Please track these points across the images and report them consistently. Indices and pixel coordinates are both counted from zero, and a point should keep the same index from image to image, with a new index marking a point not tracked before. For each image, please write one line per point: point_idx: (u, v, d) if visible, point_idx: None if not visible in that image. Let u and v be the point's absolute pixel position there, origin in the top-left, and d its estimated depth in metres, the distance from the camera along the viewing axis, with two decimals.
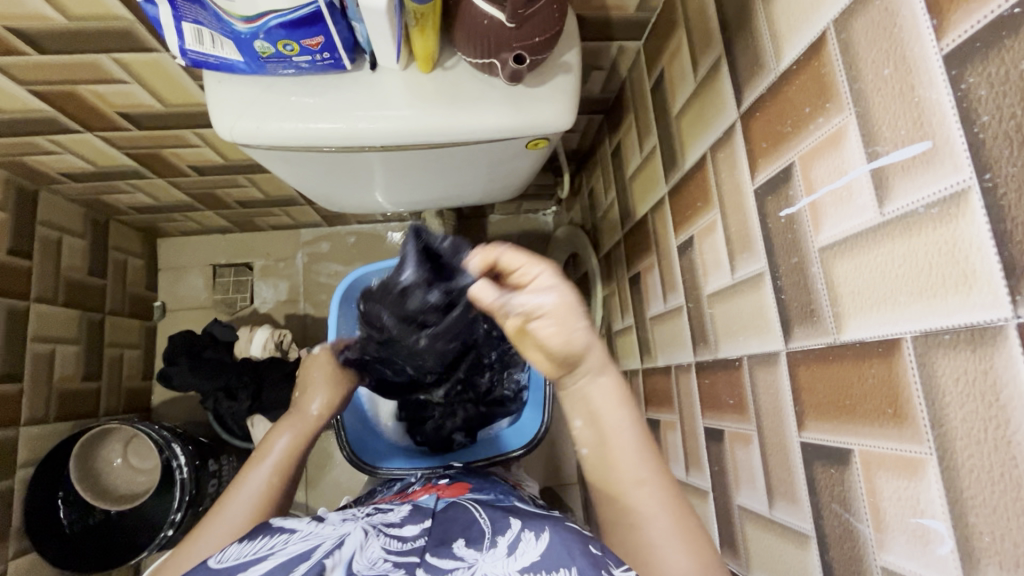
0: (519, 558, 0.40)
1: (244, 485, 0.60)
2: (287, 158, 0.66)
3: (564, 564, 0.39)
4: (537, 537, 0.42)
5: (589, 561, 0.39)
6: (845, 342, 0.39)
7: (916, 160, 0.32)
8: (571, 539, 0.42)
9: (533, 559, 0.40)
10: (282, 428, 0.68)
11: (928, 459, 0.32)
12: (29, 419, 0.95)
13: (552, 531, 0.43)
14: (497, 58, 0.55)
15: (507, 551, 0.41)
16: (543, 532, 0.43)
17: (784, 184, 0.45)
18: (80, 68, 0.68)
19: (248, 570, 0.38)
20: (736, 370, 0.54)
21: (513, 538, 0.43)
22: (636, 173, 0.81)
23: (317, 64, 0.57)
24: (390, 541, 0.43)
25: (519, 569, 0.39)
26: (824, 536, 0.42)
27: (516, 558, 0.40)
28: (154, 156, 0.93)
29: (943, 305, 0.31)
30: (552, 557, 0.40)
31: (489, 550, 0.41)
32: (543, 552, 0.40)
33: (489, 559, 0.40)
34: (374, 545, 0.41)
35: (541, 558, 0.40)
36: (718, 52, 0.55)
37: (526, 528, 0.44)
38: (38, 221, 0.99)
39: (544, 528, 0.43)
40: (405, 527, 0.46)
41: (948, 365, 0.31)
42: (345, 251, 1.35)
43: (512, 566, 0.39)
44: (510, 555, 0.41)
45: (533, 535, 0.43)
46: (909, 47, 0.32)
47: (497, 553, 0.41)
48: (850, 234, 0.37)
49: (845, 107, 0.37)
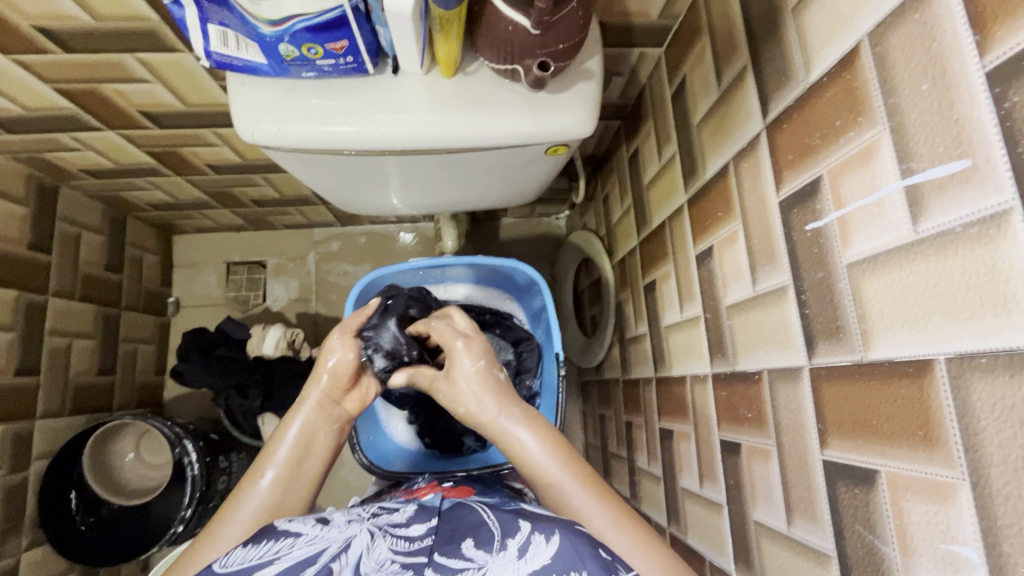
0: (529, 560, 0.40)
1: (258, 478, 0.55)
2: (307, 159, 0.66)
3: (574, 568, 0.39)
4: (547, 539, 0.42)
5: (599, 564, 0.40)
6: (873, 361, 0.38)
7: (953, 179, 0.31)
8: (580, 541, 0.42)
9: (543, 562, 0.40)
10: (292, 410, 0.61)
11: (960, 483, 0.32)
12: (45, 412, 0.96)
13: (562, 534, 0.42)
14: (520, 64, 0.55)
15: (517, 554, 0.41)
16: (552, 534, 0.42)
17: (811, 198, 0.44)
18: (105, 68, 0.69)
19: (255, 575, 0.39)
20: (756, 383, 0.53)
21: (523, 540, 0.42)
22: (654, 180, 0.80)
23: (340, 67, 0.57)
24: (397, 542, 0.43)
25: (530, 572, 0.39)
26: (845, 557, 0.41)
27: (526, 561, 0.40)
28: (174, 155, 0.94)
29: (981, 329, 0.30)
30: (562, 561, 0.40)
31: (498, 552, 0.41)
32: (554, 555, 0.40)
33: (499, 561, 0.40)
34: (380, 546, 0.42)
35: (552, 562, 0.40)
36: (743, 61, 0.54)
37: (535, 530, 0.43)
38: (58, 217, 1.01)
39: (554, 531, 0.43)
40: (411, 527, 0.46)
41: (983, 389, 0.30)
42: (357, 251, 1.36)
43: (521, 569, 0.39)
44: (521, 557, 0.40)
45: (542, 538, 0.42)
46: (949, 62, 0.32)
47: (506, 555, 0.41)
48: (881, 251, 0.37)
49: (879, 122, 0.36)
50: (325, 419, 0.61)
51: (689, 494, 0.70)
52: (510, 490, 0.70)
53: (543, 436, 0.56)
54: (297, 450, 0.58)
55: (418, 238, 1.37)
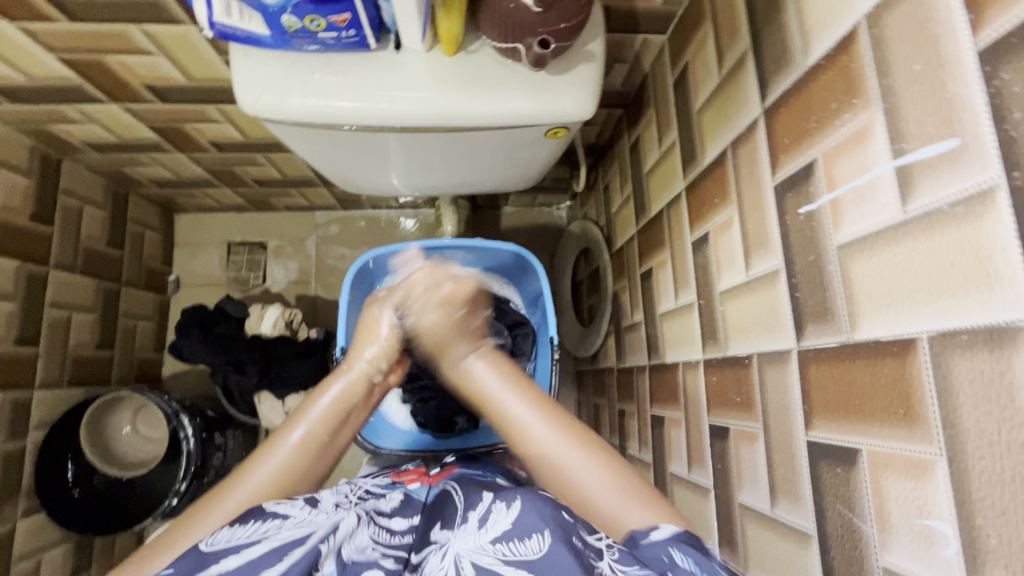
0: (490, 528, 0.42)
1: (285, 437, 0.54)
2: (308, 135, 0.66)
3: (536, 529, 0.39)
4: (508, 505, 0.43)
5: (559, 523, 0.40)
6: (859, 341, 0.38)
7: (943, 159, 0.32)
8: (542, 503, 0.42)
9: (505, 527, 0.41)
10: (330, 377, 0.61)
11: (937, 459, 0.32)
12: (44, 382, 0.97)
13: (522, 497, 0.43)
14: (521, 43, 0.55)
15: (478, 525, 0.43)
16: (514, 499, 0.43)
17: (805, 181, 0.44)
18: (108, 38, 0.69)
19: (244, 553, 0.40)
20: (745, 367, 0.54)
21: (484, 510, 0.45)
22: (653, 168, 0.80)
23: (343, 41, 0.57)
24: (380, 532, 0.47)
25: (491, 539, 0.41)
26: (825, 535, 0.42)
27: (486, 529, 0.42)
28: (176, 130, 0.95)
29: (963, 305, 0.31)
30: (523, 523, 0.41)
31: (460, 526, 0.44)
32: (514, 520, 0.41)
33: (461, 535, 0.43)
34: (364, 533, 0.45)
35: (512, 526, 0.41)
36: (744, 46, 0.54)
37: (497, 498, 0.44)
38: (60, 189, 1.01)
39: (516, 495, 0.43)
40: (394, 520, 0.50)
41: (964, 365, 0.31)
42: (356, 234, 1.36)
43: (482, 538, 0.41)
44: (482, 527, 0.43)
45: (504, 504, 0.43)
46: (943, 42, 0.32)
47: (468, 529, 0.43)
48: (870, 231, 0.37)
49: (873, 103, 0.37)
50: (361, 395, 0.61)
51: (678, 479, 0.70)
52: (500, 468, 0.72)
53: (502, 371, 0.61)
54: (334, 410, 0.57)
55: (419, 225, 1.37)
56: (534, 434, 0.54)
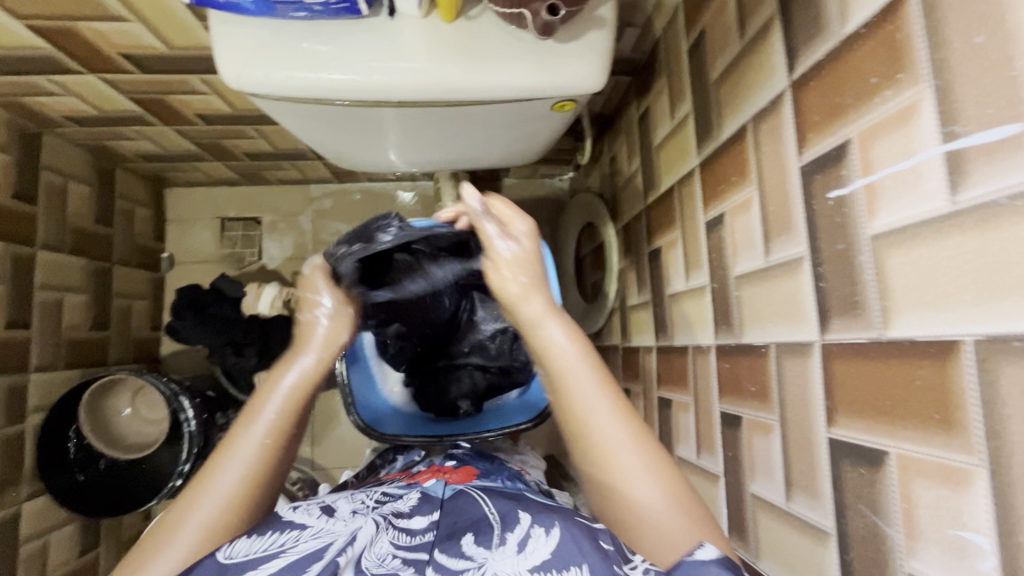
0: (529, 555, 0.39)
1: (251, 428, 0.49)
2: (299, 110, 0.62)
3: (574, 563, 0.37)
4: (547, 533, 0.40)
5: (601, 557, 0.38)
6: (891, 340, 0.36)
7: (1004, 145, 0.29)
8: (580, 534, 0.40)
9: (544, 557, 0.38)
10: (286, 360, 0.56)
11: (977, 471, 0.30)
12: (39, 366, 0.95)
13: (561, 526, 0.41)
14: (527, 8, 0.50)
15: (517, 549, 0.40)
16: (552, 527, 0.41)
17: (837, 163, 0.41)
18: (78, 4, 0.64)
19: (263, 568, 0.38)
20: (762, 356, 0.51)
21: (522, 534, 0.41)
22: (663, 141, 0.76)
23: (330, 7, 0.52)
24: (399, 536, 0.43)
25: (530, 567, 0.38)
26: (846, 535, 0.40)
27: (526, 556, 0.39)
28: (159, 102, 0.89)
29: (1017, 309, 0.28)
30: (563, 554, 0.38)
31: (498, 548, 0.40)
32: (554, 550, 0.39)
33: (499, 557, 0.39)
34: (383, 540, 0.43)
35: (552, 556, 0.38)
36: (769, 11, 0.50)
37: (534, 523, 0.42)
38: (42, 166, 0.97)
39: (554, 523, 0.41)
40: (413, 520, 0.46)
41: (1013, 374, 0.28)
42: (352, 209, 1.32)
43: (521, 564, 0.38)
44: (521, 552, 0.39)
45: (542, 530, 0.41)
46: (1013, 10, 0.28)
47: (506, 550, 0.40)
48: (911, 222, 0.34)
49: (923, 79, 0.33)
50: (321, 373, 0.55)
51: (686, 463, 0.69)
52: (514, 468, 0.70)
53: (574, 336, 0.53)
54: (289, 407, 0.51)
55: (418, 198, 1.33)
56: (608, 440, 0.46)
